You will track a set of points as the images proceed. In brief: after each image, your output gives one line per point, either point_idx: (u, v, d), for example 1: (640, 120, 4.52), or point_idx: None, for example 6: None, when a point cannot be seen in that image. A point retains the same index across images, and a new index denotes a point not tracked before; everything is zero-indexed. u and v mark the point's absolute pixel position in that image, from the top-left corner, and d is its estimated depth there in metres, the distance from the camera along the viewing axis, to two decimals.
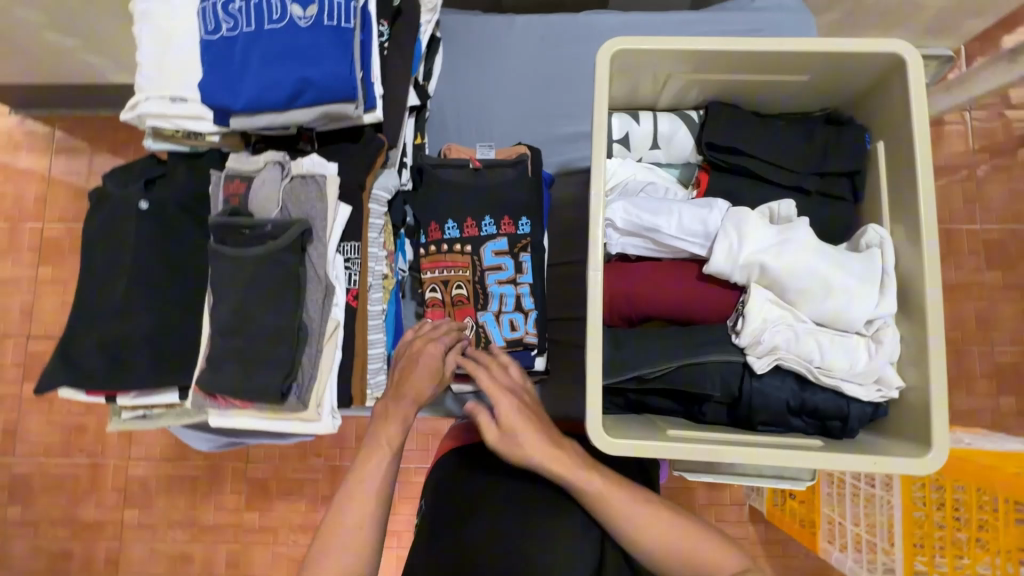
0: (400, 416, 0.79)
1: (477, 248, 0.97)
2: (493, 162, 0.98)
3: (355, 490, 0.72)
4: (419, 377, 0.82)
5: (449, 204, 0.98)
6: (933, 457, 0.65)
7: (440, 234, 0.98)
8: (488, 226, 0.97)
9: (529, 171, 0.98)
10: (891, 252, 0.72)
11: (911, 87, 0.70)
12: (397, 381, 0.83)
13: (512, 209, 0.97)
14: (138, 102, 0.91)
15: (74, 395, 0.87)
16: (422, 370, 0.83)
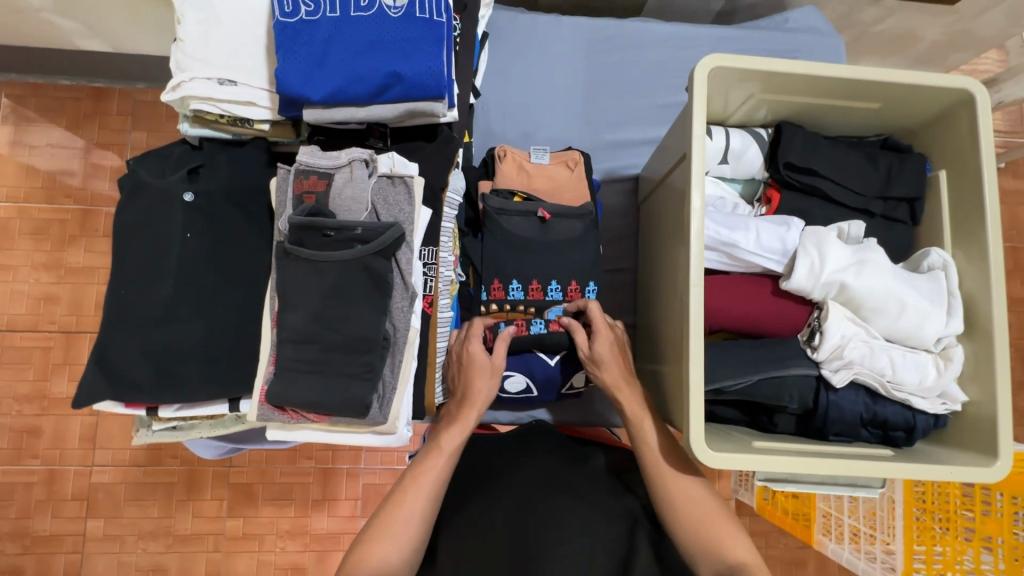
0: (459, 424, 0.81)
1: (541, 312, 0.94)
2: (561, 212, 0.94)
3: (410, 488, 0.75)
4: (472, 383, 0.82)
5: (515, 261, 0.94)
6: (999, 466, 0.71)
7: (503, 294, 0.93)
8: (554, 291, 0.94)
9: (595, 224, 0.96)
10: (954, 274, 0.77)
11: (981, 120, 0.76)
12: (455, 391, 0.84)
13: (579, 273, 0.95)
14: (180, 81, 0.80)
15: (113, 407, 0.79)
16: (473, 375, 0.82)
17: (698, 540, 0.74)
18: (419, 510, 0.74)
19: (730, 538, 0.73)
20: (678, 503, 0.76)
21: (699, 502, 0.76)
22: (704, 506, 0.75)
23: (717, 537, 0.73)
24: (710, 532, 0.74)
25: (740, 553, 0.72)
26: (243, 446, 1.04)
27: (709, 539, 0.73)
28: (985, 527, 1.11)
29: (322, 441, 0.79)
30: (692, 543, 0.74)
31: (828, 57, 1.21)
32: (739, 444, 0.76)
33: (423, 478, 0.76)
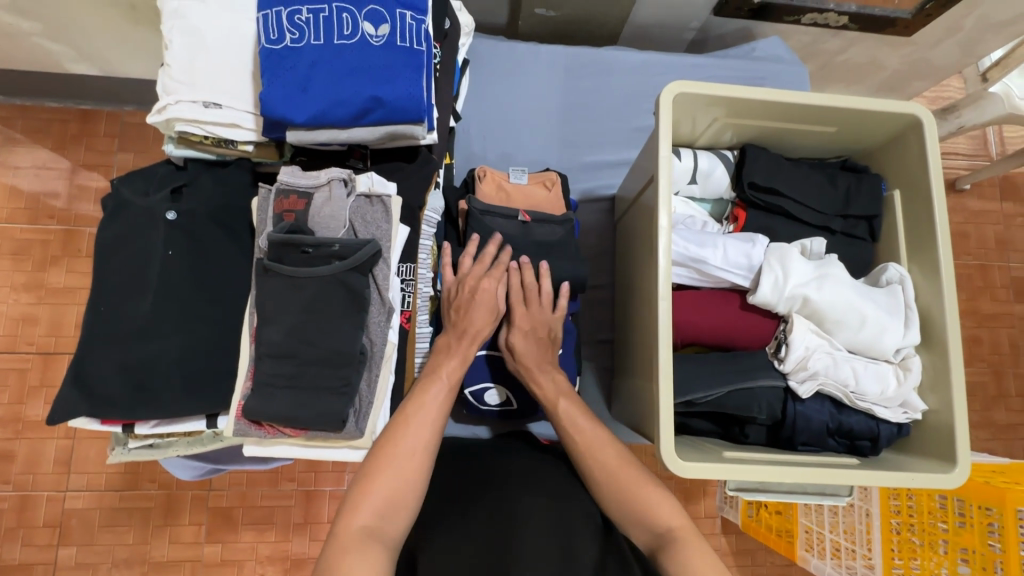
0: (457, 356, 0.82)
1: None
2: (543, 218, 0.97)
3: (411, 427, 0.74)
4: (475, 318, 0.85)
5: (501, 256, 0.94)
6: (959, 472, 0.73)
7: None
8: None
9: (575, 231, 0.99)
10: (910, 288, 0.81)
11: (930, 144, 0.81)
12: (455, 320, 0.85)
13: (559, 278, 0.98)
14: (167, 104, 0.83)
15: (88, 425, 0.79)
16: (478, 309, 0.85)
17: (622, 503, 0.76)
18: (419, 440, 0.72)
19: (656, 501, 0.74)
20: (597, 470, 0.78)
21: (621, 468, 0.77)
22: (624, 475, 0.77)
23: (649, 501, 0.74)
24: (637, 495, 0.75)
25: (667, 518, 0.73)
26: (221, 466, 1.03)
27: (633, 499, 0.75)
28: (960, 538, 1.11)
29: (300, 456, 0.80)
30: (620, 509, 0.76)
31: (793, 85, 1.27)
32: (709, 454, 0.78)
33: (424, 411, 0.75)
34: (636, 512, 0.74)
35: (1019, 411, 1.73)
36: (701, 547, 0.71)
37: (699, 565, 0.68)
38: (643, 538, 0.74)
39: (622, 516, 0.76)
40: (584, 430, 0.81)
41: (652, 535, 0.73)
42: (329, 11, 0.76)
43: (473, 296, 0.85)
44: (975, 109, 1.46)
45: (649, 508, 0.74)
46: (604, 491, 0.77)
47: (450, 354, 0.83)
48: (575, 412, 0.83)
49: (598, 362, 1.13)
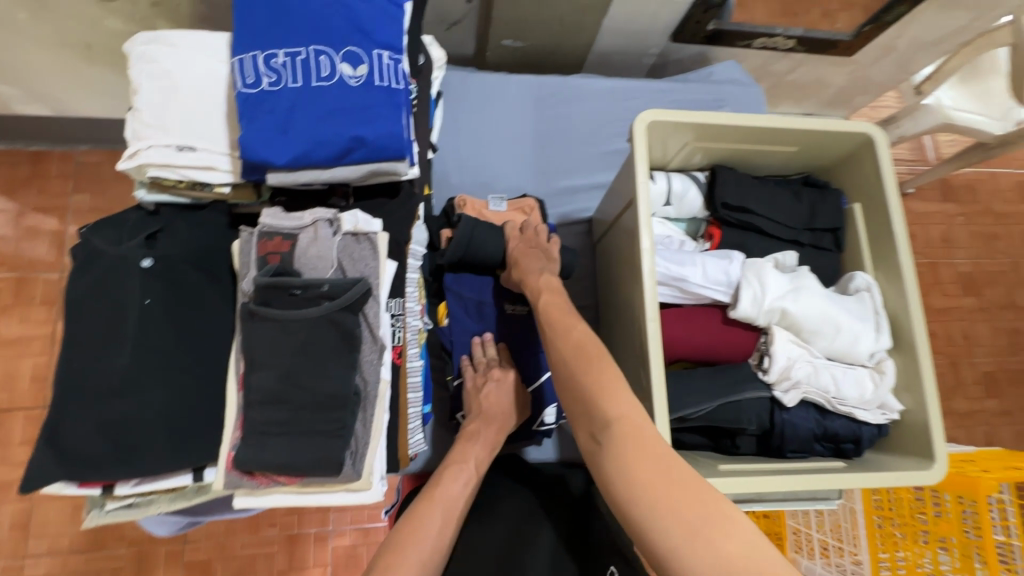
0: (483, 445, 0.87)
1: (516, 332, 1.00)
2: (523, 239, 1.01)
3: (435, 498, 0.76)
4: (500, 404, 0.91)
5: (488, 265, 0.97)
6: (938, 468, 0.77)
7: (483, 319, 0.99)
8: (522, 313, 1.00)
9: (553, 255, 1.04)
10: (878, 294, 0.86)
11: (883, 160, 0.87)
12: (475, 412, 0.91)
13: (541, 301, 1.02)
14: (138, 150, 0.81)
15: (63, 490, 0.74)
16: (496, 400, 0.91)
17: (575, 391, 0.71)
18: (440, 524, 0.72)
19: (613, 388, 0.68)
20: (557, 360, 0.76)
21: (583, 361, 0.72)
22: (579, 366, 0.72)
23: (602, 388, 0.69)
24: (591, 384, 0.70)
25: (619, 404, 0.67)
26: (202, 519, 0.99)
27: (586, 391, 0.70)
28: (939, 528, 1.15)
29: (294, 504, 0.77)
30: (574, 396, 0.71)
31: (749, 105, 1.34)
32: (707, 469, 0.79)
33: (438, 500, 0.76)
34: (588, 404, 0.69)
35: (977, 399, 1.83)
36: (652, 447, 0.62)
37: (635, 461, 0.61)
38: (589, 435, 0.68)
39: (576, 410, 0.71)
40: (557, 317, 0.81)
41: (595, 423, 0.67)
42: (307, 54, 0.76)
43: (502, 380, 0.93)
44: (912, 119, 1.57)
45: (602, 393, 0.68)
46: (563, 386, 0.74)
47: (473, 439, 0.88)
48: (556, 300, 0.84)
49: None
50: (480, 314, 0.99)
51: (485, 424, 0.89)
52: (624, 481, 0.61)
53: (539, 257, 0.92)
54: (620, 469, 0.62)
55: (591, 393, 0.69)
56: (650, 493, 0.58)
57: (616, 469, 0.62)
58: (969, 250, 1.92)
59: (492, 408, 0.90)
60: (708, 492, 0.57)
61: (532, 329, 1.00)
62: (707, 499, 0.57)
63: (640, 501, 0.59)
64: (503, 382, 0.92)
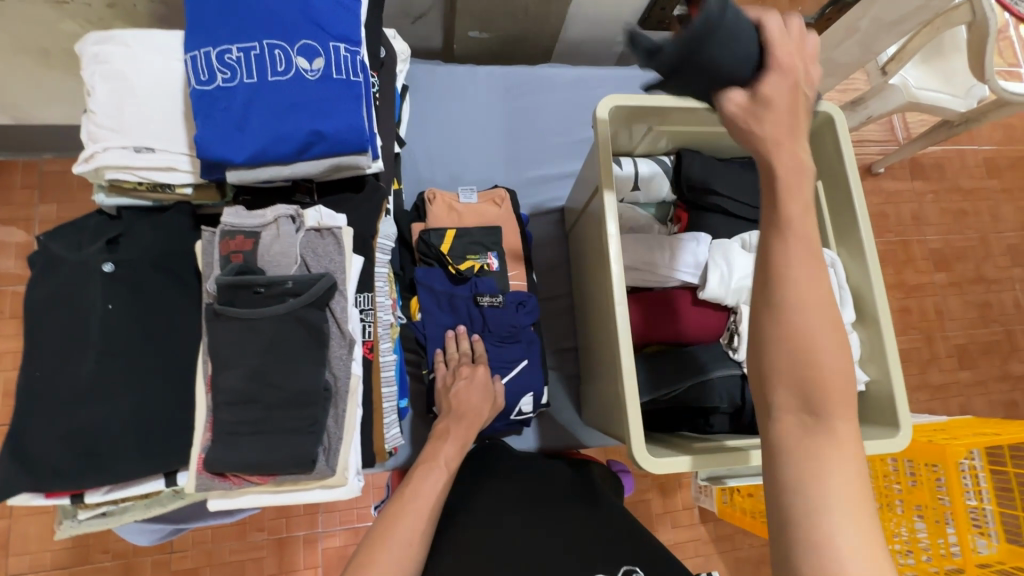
0: (455, 441, 0.84)
1: (490, 325, 0.99)
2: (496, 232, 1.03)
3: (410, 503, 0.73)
4: (473, 403, 0.90)
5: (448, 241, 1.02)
6: (903, 435, 0.79)
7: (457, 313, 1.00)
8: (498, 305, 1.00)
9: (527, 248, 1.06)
10: (843, 270, 0.87)
11: (842, 137, 0.88)
12: (449, 408, 0.89)
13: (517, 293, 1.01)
14: (93, 153, 0.79)
15: (30, 501, 0.73)
16: (471, 395, 0.90)
17: (790, 347, 0.45)
18: (414, 530, 0.70)
19: (833, 358, 0.45)
20: (784, 287, 0.46)
21: (815, 307, 0.46)
22: (812, 311, 0.45)
23: (818, 354, 0.45)
24: (811, 340, 0.45)
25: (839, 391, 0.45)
26: (184, 526, 0.98)
27: (806, 351, 0.45)
28: (912, 497, 1.19)
29: (270, 503, 0.76)
30: (781, 344, 0.46)
31: None
32: (679, 448, 0.80)
33: (413, 503, 0.73)
34: (801, 369, 0.45)
35: (951, 370, 1.88)
36: (855, 465, 0.45)
37: (846, 479, 0.44)
38: (790, 409, 0.46)
39: (780, 364, 0.46)
40: (800, 218, 0.46)
41: (804, 399, 0.45)
42: (261, 49, 0.75)
43: (474, 377, 0.92)
44: (879, 99, 1.57)
45: (824, 366, 0.45)
46: (766, 319, 0.46)
47: (448, 436, 0.85)
48: (803, 181, 0.46)
49: (564, 370, 1.14)
50: (452, 307, 0.99)
51: (462, 420, 0.88)
52: (816, 498, 0.43)
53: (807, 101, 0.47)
54: (821, 478, 0.44)
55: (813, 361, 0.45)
56: (838, 511, 0.42)
57: (811, 477, 0.44)
58: (939, 226, 1.97)
59: (466, 405, 0.89)
60: (882, 537, 0.43)
61: (507, 318, 0.99)
62: (889, 552, 0.42)
63: (818, 509, 0.43)
64: (475, 377, 0.92)
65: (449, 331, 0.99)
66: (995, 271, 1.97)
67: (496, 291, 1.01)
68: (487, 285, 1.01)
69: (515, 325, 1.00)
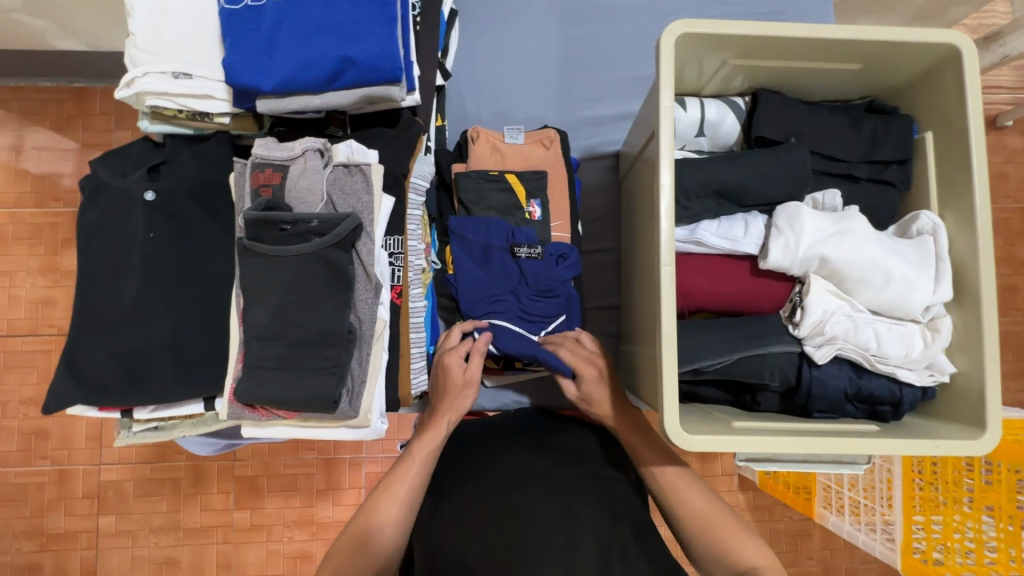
0: (432, 431, 0.83)
1: (527, 274, 0.92)
2: (541, 178, 0.95)
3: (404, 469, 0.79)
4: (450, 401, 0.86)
5: (487, 189, 0.95)
6: (987, 440, 0.68)
7: (491, 261, 0.93)
8: (536, 255, 0.93)
9: (572, 196, 0.97)
10: (944, 238, 0.74)
11: (969, 75, 0.71)
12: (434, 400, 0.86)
13: (556, 246, 0.94)
14: (134, 77, 0.77)
15: (87, 410, 0.80)
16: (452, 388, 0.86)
17: (706, 544, 0.75)
18: (405, 495, 0.77)
19: (737, 540, 0.73)
20: (687, 512, 0.76)
21: (711, 508, 0.76)
22: (708, 515, 0.75)
23: (726, 540, 0.73)
24: (720, 535, 0.74)
25: (751, 557, 0.72)
26: (234, 441, 1.02)
27: (719, 542, 0.74)
28: (986, 497, 1.04)
29: (296, 437, 0.79)
30: (705, 554, 0.74)
31: (816, 18, 1.14)
32: (718, 424, 0.74)
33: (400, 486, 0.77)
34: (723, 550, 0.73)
35: None
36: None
37: None
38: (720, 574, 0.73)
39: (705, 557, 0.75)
40: (672, 477, 0.79)
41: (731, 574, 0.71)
42: None
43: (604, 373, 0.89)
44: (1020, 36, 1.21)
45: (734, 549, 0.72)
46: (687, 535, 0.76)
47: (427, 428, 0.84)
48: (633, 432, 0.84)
49: (603, 328, 1.08)
50: (486, 257, 0.93)
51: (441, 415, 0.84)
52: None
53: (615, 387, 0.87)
54: None
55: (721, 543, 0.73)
56: None
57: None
58: None
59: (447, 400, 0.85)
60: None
61: (545, 272, 0.93)
62: None
63: None
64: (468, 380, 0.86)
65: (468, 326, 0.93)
66: None
67: (535, 242, 0.94)
68: (525, 235, 0.93)
69: (553, 280, 0.93)
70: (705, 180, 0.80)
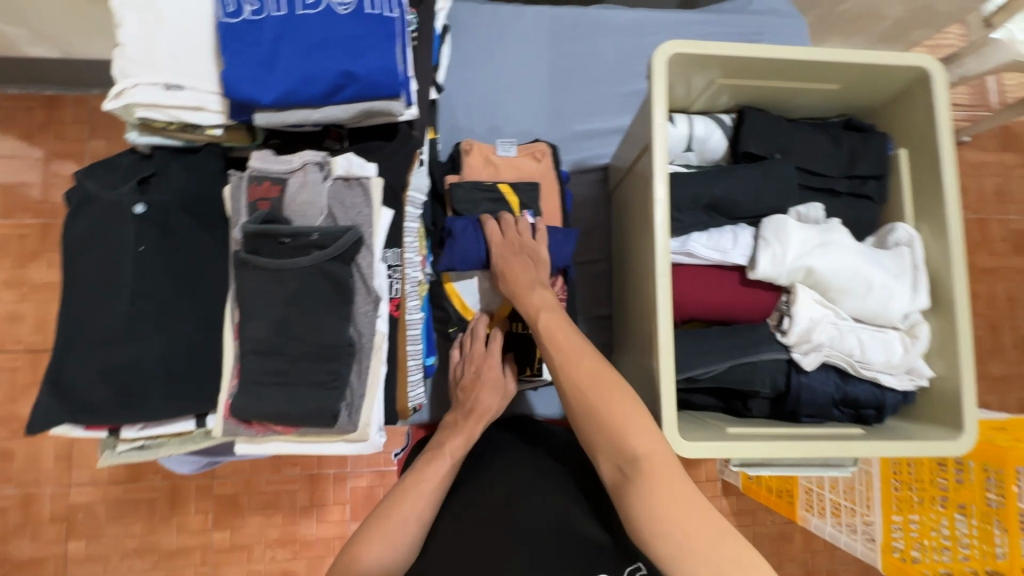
0: (465, 433, 0.84)
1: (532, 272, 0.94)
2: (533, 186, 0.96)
3: (412, 484, 0.75)
4: (483, 398, 0.87)
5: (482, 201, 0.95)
6: (965, 439, 0.72)
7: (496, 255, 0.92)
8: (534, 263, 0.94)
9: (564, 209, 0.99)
10: (920, 250, 0.78)
11: (938, 98, 0.76)
12: (464, 399, 0.89)
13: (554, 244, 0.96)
14: (123, 89, 0.76)
15: (72, 430, 0.78)
16: (484, 392, 0.89)
17: (597, 431, 0.68)
18: (411, 514, 0.71)
19: (634, 425, 0.66)
20: (575, 388, 0.70)
21: (610, 388, 0.68)
22: (596, 391, 0.69)
23: (618, 428, 0.66)
24: (617, 418, 0.66)
25: (640, 446, 0.64)
26: (220, 459, 1.00)
27: (609, 430, 0.67)
28: (959, 495, 1.07)
29: (294, 452, 0.78)
30: (599, 441, 0.67)
31: (791, 38, 1.19)
32: (713, 431, 0.76)
33: (426, 482, 0.75)
34: (613, 433, 0.66)
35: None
36: (679, 495, 0.62)
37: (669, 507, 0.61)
38: (614, 469, 0.66)
39: (600, 445, 0.68)
40: (564, 342, 0.74)
41: (619, 462, 0.65)
42: None
43: (534, 261, 0.86)
44: (978, 58, 1.25)
45: (629, 434, 0.65)
46: (582, 422, 0.69)
47: (460, 428, 0.85)
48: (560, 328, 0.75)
49: (596, 337, 1.10)
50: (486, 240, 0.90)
51: (471, 417, 0.86)
52: (648, 516, 0.61)
53: (529, 270, 0.85)
54: (655, 507, 0.62)
55: (616, 428, 0.66)
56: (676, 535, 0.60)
57: (639, 493, 0.62)
58: None
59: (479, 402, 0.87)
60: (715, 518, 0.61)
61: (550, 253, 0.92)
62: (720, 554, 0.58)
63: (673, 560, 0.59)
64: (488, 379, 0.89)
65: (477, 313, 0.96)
66: None
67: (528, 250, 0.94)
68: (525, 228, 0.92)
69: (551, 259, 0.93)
70: (697, 193, 0.82)
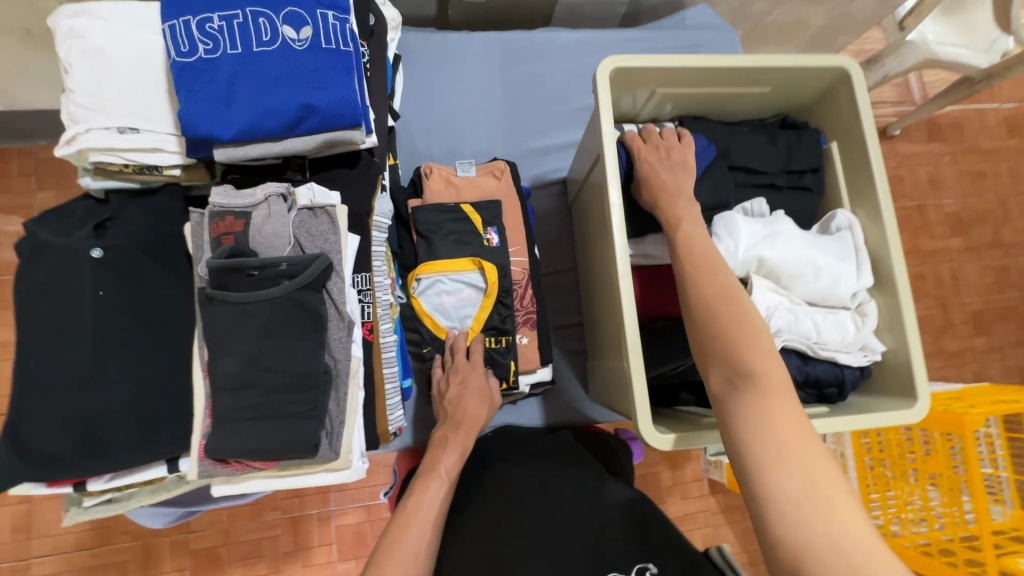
0: (455, 448, 0.84)
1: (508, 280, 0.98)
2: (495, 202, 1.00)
3: (413, 517, 0.72)
4: (471, 409, 0.90)
5: (447, 221, 0.97)
6: (921, 406, 0.77)
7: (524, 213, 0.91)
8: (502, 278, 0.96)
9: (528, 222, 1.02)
10: (859, 234, 0.83)
11: (858, 95, 0.83)
12: (449, 413, 0.90)
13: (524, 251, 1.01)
14: (75, 134, 0.75)
15: (34, 489, 0.74)
16: (470, 402, 0.90)
17: (717, 342, 0.61)
18: (417, 548, 0.69)
19: (759, 352, 0.58)
20: (701, 299, 0.63)
21: (746, 314, 0.61)
22: (726, 307, 0.62)
23: (735, 342, 0.59)
24: (733, 336, 0.60)
25: (759, 363, 0.58)
26: (195, 507, 0.96)
27: (731, 343, 0.60)
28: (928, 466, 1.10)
29: (273, 487, 0.76)
30: (715, 353, 0.60)
31: (726, 50, 1.27)
32: (689, 425, 0.78)
33: (426, 509, 0.74)
34: (727, 351, 0.60)
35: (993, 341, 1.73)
36: (797, 424, 0.53)
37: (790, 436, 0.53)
38: (724, 384, 0.59)
39: (711, 356, 0.61)
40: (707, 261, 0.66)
41: (730, 378, 0.58)
42: (244, 17, 0.72)
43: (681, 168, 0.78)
44: (895, 59, 1.33)
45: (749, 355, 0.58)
46: (710, 337, 0.61)
47: (450, 442, 0.86)
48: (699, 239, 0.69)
49: (568, 344, 1.12)
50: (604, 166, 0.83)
51: (458, 427, 0.88)
52: (757, 450, 0.53)
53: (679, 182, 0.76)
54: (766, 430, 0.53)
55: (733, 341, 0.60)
56: (797, 467, 0.50)
57: (752, 424, 0.54)
58: (957, 189, 1.76)
59: (467, 412, 0.89)
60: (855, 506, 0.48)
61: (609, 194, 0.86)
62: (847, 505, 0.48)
63: (795, 503, 0.49)
64: (478, 386, 0.92)
65: (450, 330, 0.97)
66: (1013, 235, 1.77)
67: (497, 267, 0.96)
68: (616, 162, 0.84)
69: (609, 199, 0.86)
70: None
